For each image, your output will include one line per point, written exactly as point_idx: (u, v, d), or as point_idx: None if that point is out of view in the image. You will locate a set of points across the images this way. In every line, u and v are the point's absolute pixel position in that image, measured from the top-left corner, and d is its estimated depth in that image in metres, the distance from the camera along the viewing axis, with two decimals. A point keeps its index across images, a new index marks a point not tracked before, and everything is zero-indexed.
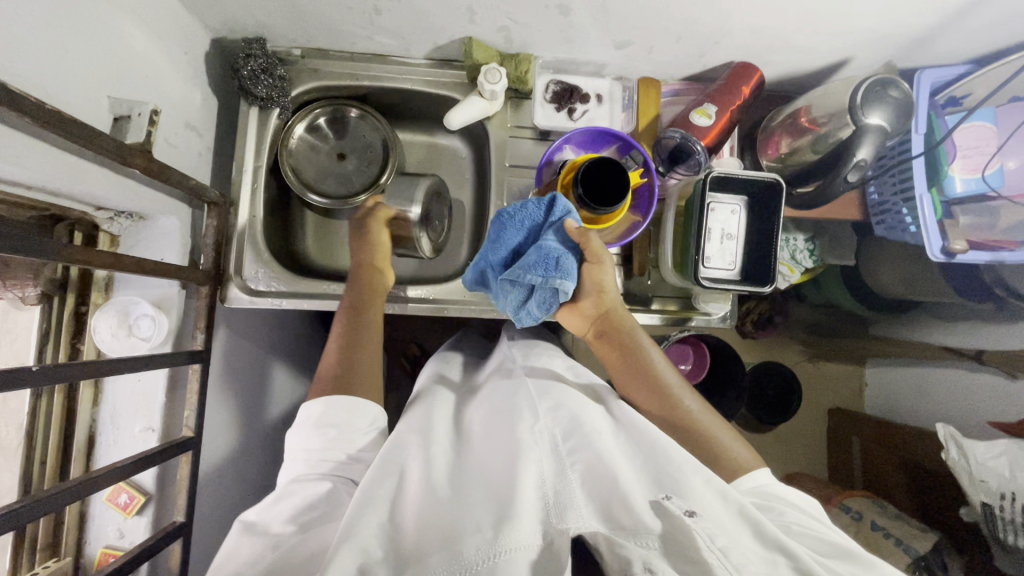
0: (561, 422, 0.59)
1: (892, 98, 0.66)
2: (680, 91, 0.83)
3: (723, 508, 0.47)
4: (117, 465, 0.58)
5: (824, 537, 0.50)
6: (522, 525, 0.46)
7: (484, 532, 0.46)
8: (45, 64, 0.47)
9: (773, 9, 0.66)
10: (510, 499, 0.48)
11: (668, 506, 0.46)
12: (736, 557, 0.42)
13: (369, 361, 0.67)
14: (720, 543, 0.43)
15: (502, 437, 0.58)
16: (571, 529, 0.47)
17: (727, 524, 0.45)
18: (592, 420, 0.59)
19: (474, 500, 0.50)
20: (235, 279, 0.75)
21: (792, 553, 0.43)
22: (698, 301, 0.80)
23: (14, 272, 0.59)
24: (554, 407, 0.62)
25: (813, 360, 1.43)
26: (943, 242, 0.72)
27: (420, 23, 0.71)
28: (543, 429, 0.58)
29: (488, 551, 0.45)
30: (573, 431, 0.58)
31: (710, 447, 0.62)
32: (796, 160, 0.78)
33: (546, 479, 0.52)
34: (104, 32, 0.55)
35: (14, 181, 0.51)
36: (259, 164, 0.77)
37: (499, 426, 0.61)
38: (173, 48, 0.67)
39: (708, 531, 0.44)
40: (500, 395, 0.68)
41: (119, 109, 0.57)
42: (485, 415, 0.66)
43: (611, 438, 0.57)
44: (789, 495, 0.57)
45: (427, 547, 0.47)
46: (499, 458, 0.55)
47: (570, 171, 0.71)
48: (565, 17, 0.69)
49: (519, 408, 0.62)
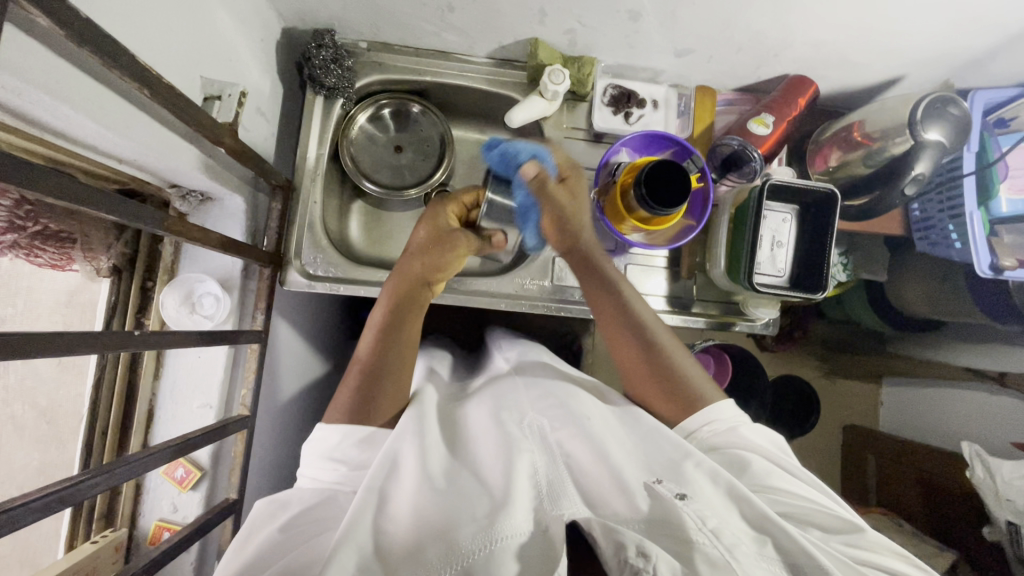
0: (550, 411, 0.63)
1: (954, 115, 0.69)
2: (734, 100, 0.85)
3: (714, 490, 0.52)
4: (168, 444, 0.55)
5: (817, 504, 0.54)
6: (513, 513, 0.48)
7: (478, 521, 0.48)
8: (150, 39, 0.49)
9: (837, 23, 0.68)
10: (506, 490, 0.51)
11: (660, 490, 0.52)
12: (728, 538, 0.47)
13: (394, 395, 0.65)
14: (711, 524, 0.48)
15: (490, 424, 0.61)
16: (564, 515, 0.50)
17: (716, 505, 0.51)
18: (581, 406, 0.63)
19: (469, 490, 0.53)
20: (294, 262, 0.77)
21: (778, 528, 0.49)
22: (747, 307, 0.81)
23: (92, 242, 0.61)
24: (542, 398, 0.66)
25: (830, 375, 1.41)
26: (993, 258, 0.74)
27: (490, 22, 0.73)
28: (532, 422, 0.61)
29: (483, 538, 0.47)
30: (563, 420, 0.61)
31: (680, 385, 0.65)
32: (845, 172, 0.79)
33: (539, 468, 0.55)
34: (200, 14, 0.57)
35: (111, 154, 0.52)
36: (321, 151, 0.79)
37: (484, 412, 0.64)
38: (253, 34, 0.68)
39: (699, 513, 0.49)
40: (493, 388, 0.70)
41: (209, 89, 0.60)
42: (475, 409, 0.66)
43: (600, 423, 0.61)
44: (761, 439, 0.61)
45: (424, 540, 0.48)
46: (490, 449, 0.57)
47: (631, 170, 0.73)
48: (633, 22, 0.71)
49: (508, 400, 0.65)
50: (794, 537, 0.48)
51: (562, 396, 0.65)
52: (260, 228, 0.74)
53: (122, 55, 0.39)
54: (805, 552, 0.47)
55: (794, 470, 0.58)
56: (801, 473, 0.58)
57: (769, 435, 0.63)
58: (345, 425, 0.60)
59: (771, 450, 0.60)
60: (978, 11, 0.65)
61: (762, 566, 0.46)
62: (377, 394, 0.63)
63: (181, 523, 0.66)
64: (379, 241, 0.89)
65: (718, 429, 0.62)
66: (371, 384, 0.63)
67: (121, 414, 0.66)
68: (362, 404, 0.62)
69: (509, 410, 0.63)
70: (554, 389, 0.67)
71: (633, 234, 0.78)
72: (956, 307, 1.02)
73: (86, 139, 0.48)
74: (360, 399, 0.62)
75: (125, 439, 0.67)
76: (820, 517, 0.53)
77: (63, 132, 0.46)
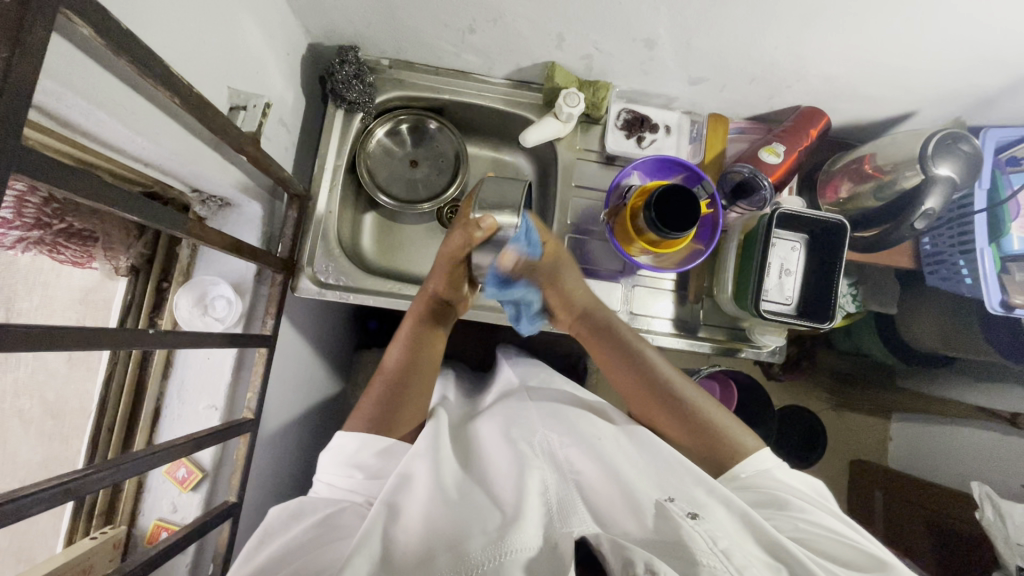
0: (557, 429, 0.68)
1: (964, 152, 0.69)
2: (746, 129, 0.86)
3: (726, 513, 0.54)
4: (163, 448, 0.55)
5: (852, 544, 0.54)
6: (524, 527, 0.50)
7: (488, 535, 0.50)
8: (183, 51, 0.51)
9: (850, 59, 0.70)
10: (517, 507, 0.53)
11: (669, 509, 0.53)
12: (738, 559, 0.48)
13: (415, 408, 0.70)
14: (722, 545, 0.49)
15: (503, 444, 0.65)
16: (574, 532, 0.52)
17: (731, 530, 0.52)
18: (589, 426, 0.68)
19: (480, 506, 0.55)
20: (306, 270, 0.78)
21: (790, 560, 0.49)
22: (752, 333, 0.81)
23: (112, 242, 0.62)
24: (552, 418, 0.71)
25: (837, 409, 1.39)
26: (1003, 296, 0.75)
27: (510, 45, 0.76)
28: (543, 441, 0.65)
29: (493, 550, 0.48)
30: (572, 441, 0.65)
31: (710, 437, 0.68)
32: (855, 205, 0.81)
33: (550, 486, 0.58)
34: (231, 29, 0.59)
35: (139, 157, 0.54)
36: (338, 163, 0.81)
37: (495, 432, 0.68)
38: (279, 48, 0.71)
39: (710, 534, 0.50)
40: (502, 407, 0.75)
41: (235, 99, 0.62)
42: (491, 428, 0.70)
43: (611, 443, 0.65)
44: (788, 479, 0.63)
45: (434, 549, 0.49)
46: (503, 470, 0.61)
47: (641, 195, 0.73)
48: (649, 50, 0.73)
49: (518, 418, 0.70)
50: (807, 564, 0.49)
51: (571, 421, 0.69)
52: (275, 235, 0.76)
53: (155, 64, 0.41)
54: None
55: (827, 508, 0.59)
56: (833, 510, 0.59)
57: (805, 478, 0.65)
58: (362, 434, 0.64)
59: (807, 492, 0.62)
60: (990, 52, 0.66)
61: None
62: (398, 404, 0.69)
63: (179, 524, 0.66)
64: (390, 253, 0.91)
65: (755, 466, 0.64)
66: (398, 393, 0.69)
67: (127, 412, 0.67)
68: (385, 413, 0.68)
69: (520, 430, 0.67)
70: (563, 410, 0.73)
71: (642, 256, 0.79)
72: (968, 343, 1.01)
73: (115, 142, 0.49)
74: (382, 408, 0.68)
75: (129, 439, 0.67)
76: (842, 551, 0.53)
77: (92, 134, 0.48)
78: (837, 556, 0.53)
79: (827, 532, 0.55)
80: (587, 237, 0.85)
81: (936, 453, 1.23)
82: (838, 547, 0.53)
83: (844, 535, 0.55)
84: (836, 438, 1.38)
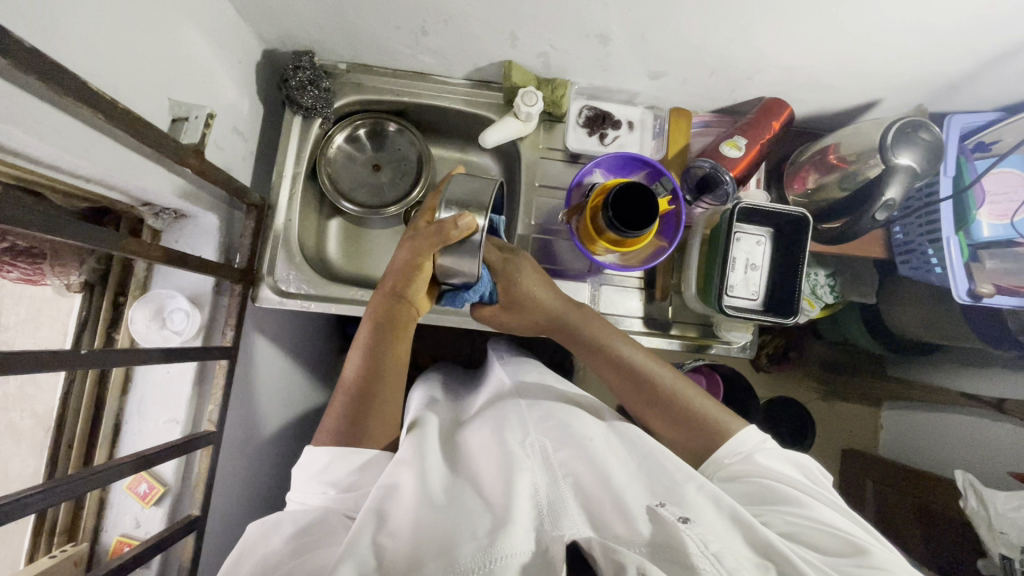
0: (550, 433, 0.67)
1: (924, 140, 0.68)
2: (709, 122, 0.85)
3: (716, 513, 0.54)
4: (114, 465, 0.55)
5: (844, 537, 0.53)
6: (514, 533, 0.50)
7: (479, 540, 0.50)
8: (112, 65, 0.50)
9: (808, 48, 0.68)
10: (506, 509, 0.53)
11: (661, 513, 0.53)
12: (730, 562, 0.48)
13: (383, 416, 0.67)
14: (713, 548, 0.49)
15: (491, 446, 0.64)
16: (565, 535, 0.51)
17: (721, 530, 0.52)
18: (582, 428, 0.67)
19: (470, 510, 0.55)
20: (267, 279, 0.77)
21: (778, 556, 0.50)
22: (719, 329, 0.80)
23: (61, 260, 0.62)
24: (545, 419, 0.70)
25: (827, 399, 1.37)
26: (970, 285, 0.74)
27: (464, 45, 0.75)
28: (535, 442, 0.65)
29: (483, 557, 0.48)
30: (564, 443, 0.64)
31: (701, 426, 0.68)
32: (823, 196, 0.79)
33: (540, 488, 0.57)
34: (170, 39, 0.59)
35: (77, 173, 0.53)
36: (298, 171, 0.81)
37: (484, 434, 0.67)
38: (229, 56, 0.70)
39: (702, 537, 0.50)
40: (494, 410, 0.73)
41: (177, 111, 0.61)
42: (482, 428, 0.69)
43: (602, 444, 0.64)
44: (780, 466, 0.63)
45: (423, 555, 0.50)
46: (491, 471, 0.60)
47: (601, 193, 0.72)
48: (604, 46, 0.72)
49: (509, 419, 0.69)
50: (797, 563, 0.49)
51: (562, 420, 0.68)
52: (234, 245, 0.75)
53: (73, 83, 0.41)
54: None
55: (823, 498, 0.59)
56: (829, 500, 0.59)
57: (795, 459, 0.65)
58: (334, 447, 0.63)
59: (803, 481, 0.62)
60: (949, 38, 0.64)
61: None
62: (366, 415, 0.66)
63: (142, 539, 0.66)
64: (358, 259, 0.90)
65: (742, 452, 0.65)
66: (363, 403, 0.66)
67: (86, 430, 0.66)
68: (350, 422, 0.65)
69: (511, 430, 0.66)
70: (553, 411, 0.71)
71: (606, 256, 0.77)
72: (951, 330, 1.00)
73: (46, 160, 0.49)
74: (349, 421, 0.65)
75: (90, 455, 0.67)
76: (826, 541, 0.54)
77: (19, 153, 0.47)
78: (823, 548, 0.54)
79: (818, 524, 0.55)
80: (553, 238, 0.84)
81: (919, 440, 1.21)
82: (830, 538, 0.54)
83: (834, 526, 0.55)
84: (827, 428, 1.35)
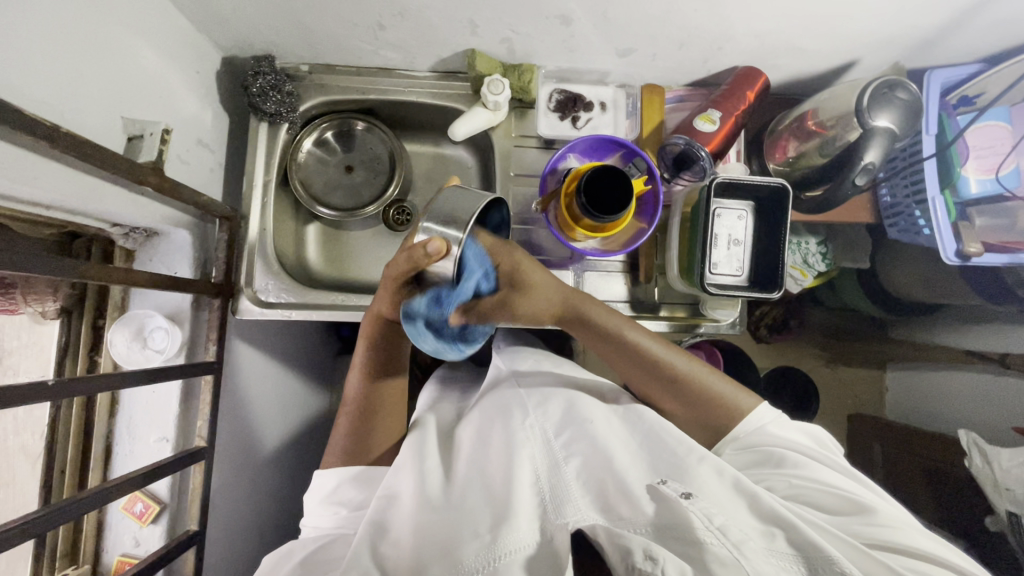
0: (552, 414, 0.66)
1: (901, 100, 0.66)
2: (684, 97, 0.83)
3: (720, 484, 0.54)
4: (104, 488, 0.54)
5: (849, 497, 0.55)
6: (516, 526, 0.51)
7: (482, 537, 0.51)
8: (56, 89, 0.49)
9: (777, 14, 0.66)
10: (507, 502, 0.53)
11: (663, 491, 0.52)
12: (735, 534, 0.47)
13: (388, 430, 0.69)
14: (719, 521, 0.48)
15: (491, 434, 0.64)
16: (570, 523, 0.52)
17: (724, 501, 0.52)
18: (586, 407, 0.66)
19: (470, 507, 0.55)
20: (246, 290, 0.77)
21: (786, 525, 0.49)
22: (705, 308, 0.79)
23: (34, 288, 0.61)
24: (544, 400, 0.68)
25: (831, 364, 1.35)
26: (958, 245, 0.72)
27: (425, 37, 0.73)
28: (535, 424, 0.64)
29: (487, 556, 0.49)
30: (565, 425, 0.64)
31: (713, 408, 0.66)
32: (804, 164, 0.77)
33: (541, 474, 0.58)
34: (118, 55, 0.57)
35: (33, 201, 0.52)
36: (268, 179, 0.79)
37: (486, 422, 0.67)
38: (185, 67, 0.68)
39: (705, 511, 0.49)
40: (492, 399, 0.71)
41: (132, 129, 0.60)
42: (482, 415, 0.69)
43: (603, 424, 0.63)
44: (785, 433, 0.64)
45: (426, 558, 0.51)
46: (492, 461, 0.60)
47: (573, 179, 0.71)
48: (567, 27, 0.70)
49: (510, 404, 0.68)
50: (804, 532, 0.48)
51: (562, 400, 0.68)
52: (210, 258, 0.74)
53: (9, 113, 0.40)
54: (815, 544, 0.47)
55: (830, 463, 0.60)
56: (836, 464, 0.60)
57: (806, 429, 0.65)
58: (339, 468, 0.63)
59: (806, 446, 0.63)
60: None
61: (771, 559, 0.46)
62: (373, 433, 0.67)
63: (142, 557, 0.67)
64: (339, 263, 0.90)
65: (748, 422, 0.65)
66: (368, 425, 0.67)
67: (77, 454, 0.67)
68: (359, 443, 0.66)
69: (512, 414, 0.66)
70: (550, 393, 0.70)
71: (586, 242, 0.76)
72: (949, 288, 0.98)
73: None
74: (355, 440, 0.66)
75: (83, 479, 0.67)
76: (831, 501, 0.55)
77: None
78: (826, 506, 0.56)
79: (824, 486, 0.57)
80: (534, 227, 0.83)
81: (934, 402, 1.18)
82: (835, 499, 0.55)
83: (838, 487, 0.57)
84: (831, 394, 1.34)
